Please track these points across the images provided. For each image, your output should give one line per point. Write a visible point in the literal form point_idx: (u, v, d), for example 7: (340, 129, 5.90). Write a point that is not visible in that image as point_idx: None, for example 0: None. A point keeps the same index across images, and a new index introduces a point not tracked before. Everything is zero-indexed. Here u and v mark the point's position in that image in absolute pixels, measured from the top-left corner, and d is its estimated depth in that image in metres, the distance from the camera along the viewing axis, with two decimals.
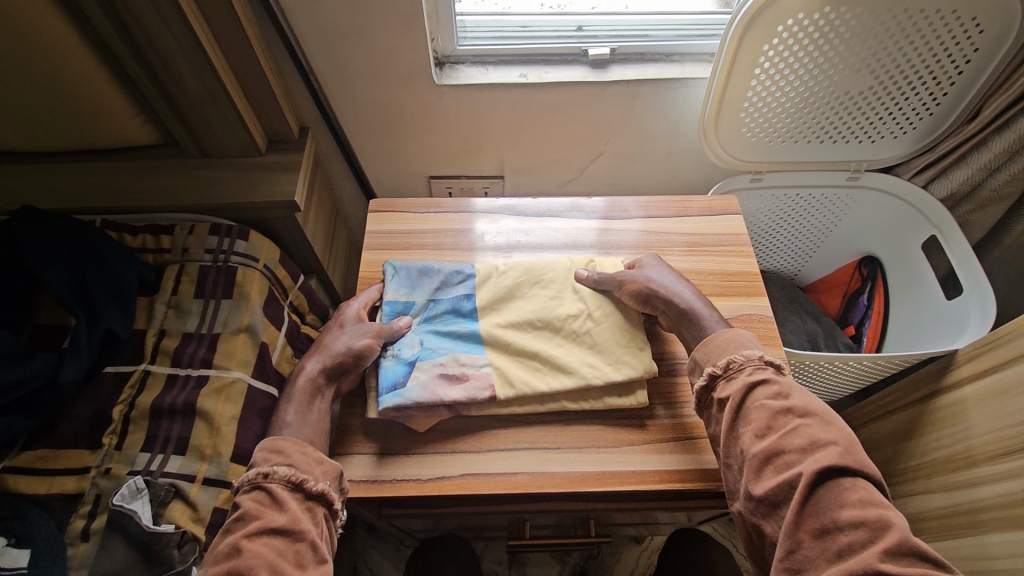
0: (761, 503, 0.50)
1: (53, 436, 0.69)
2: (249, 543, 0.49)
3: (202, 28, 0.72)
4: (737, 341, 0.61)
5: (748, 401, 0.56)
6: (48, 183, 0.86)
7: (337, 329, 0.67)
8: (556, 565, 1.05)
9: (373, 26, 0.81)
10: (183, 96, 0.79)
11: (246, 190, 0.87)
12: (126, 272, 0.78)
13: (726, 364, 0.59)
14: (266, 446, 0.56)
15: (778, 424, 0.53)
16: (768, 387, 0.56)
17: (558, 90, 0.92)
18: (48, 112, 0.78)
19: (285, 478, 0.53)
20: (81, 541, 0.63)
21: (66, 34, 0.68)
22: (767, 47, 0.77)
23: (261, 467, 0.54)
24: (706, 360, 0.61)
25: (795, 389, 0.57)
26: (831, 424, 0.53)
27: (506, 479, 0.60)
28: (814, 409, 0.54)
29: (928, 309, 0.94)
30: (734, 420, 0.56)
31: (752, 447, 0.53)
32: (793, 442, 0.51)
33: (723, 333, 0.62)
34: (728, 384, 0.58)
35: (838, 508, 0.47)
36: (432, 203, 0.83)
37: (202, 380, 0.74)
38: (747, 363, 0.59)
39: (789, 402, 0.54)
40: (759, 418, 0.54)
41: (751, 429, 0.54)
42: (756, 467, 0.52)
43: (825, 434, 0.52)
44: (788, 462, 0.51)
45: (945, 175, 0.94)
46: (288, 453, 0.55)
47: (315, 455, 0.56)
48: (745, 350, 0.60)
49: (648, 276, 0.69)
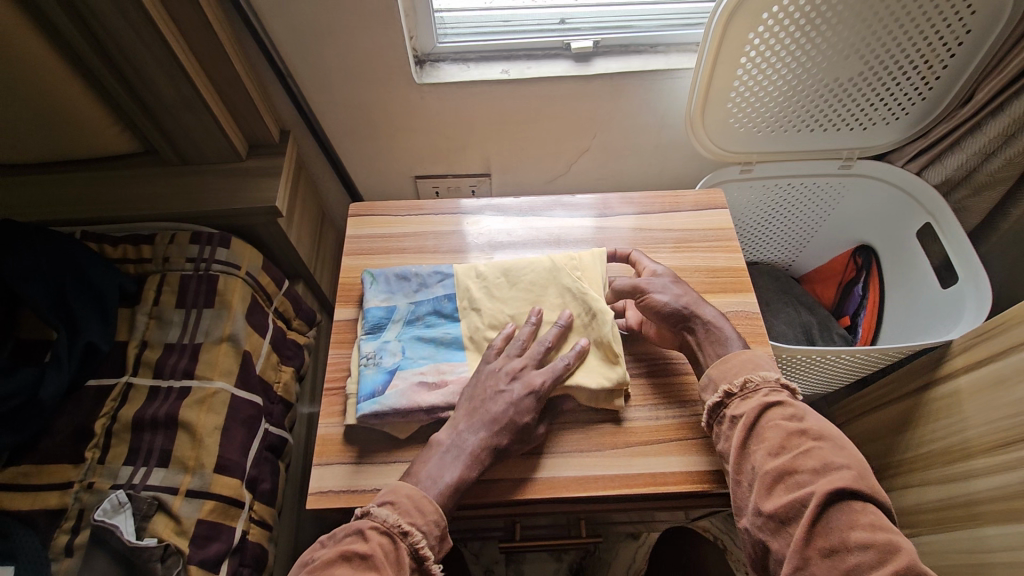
0: (770, 520, 0.49)
1: (36, 450, 0.69)
2: None
3: (173, 35, 0.71)
4: (755, 360, 0.60)
5: (762, 420, 0.55)
6: (26, 195, 0.85)
7: (505, 382, 0.60)
8: (552, 563, 1.06)
9: (350, 27, 0.80)
10: (160, 104, 0.78)
11: (227, 197, 0.85)
12: (106, 285, 0.77)
13: (743, 383, 0.58)
14: (410, 493, 0.53)
15: (792, 444, 0.52)
16: (783, 409, 0.55)
17: (541, 85, 0.90)
18: (22, 124, 0.77)
19: (415, 547, 0.51)
20: (65, 556, 0.63)
21: (34, 46, 0.67)
22: (752, 36, 0.75)
23: (402, 518, 0.52)
24: (722, 377, 0.59)
25: (810, 412, 0.55)
26: (844, 448, 0.52)
27: (487, 486, 0.60)
28: (829, 432, 0.53)
29: (924, 298, 0.92)
30: (745, 438, 0.55)
31: (766, 465, 0.52)
32: (806, 462, 0.51)
33: (744, 352, 0.61)
34: (743, 403, 0.57)
35: (848, 529, 0.46)
36: (415, 205, 0.82)
37: (183, 392, 0.73)
38: (763, 384, 0.57)
39: (803, 424, 0.53)
40: (774, 437, 0.53)
41: (765, 447, 0.53)
42: (769, 484, 0.51)
43: (838, 457, 0.51)
44: (800, 481, 0.50)
45: (940, 161, 0.92)
46: (426, 515, 0.52)
47: (445, 529, 0.53)
48: (761, 371, 0.59)
49: (669, 291, 0.66)
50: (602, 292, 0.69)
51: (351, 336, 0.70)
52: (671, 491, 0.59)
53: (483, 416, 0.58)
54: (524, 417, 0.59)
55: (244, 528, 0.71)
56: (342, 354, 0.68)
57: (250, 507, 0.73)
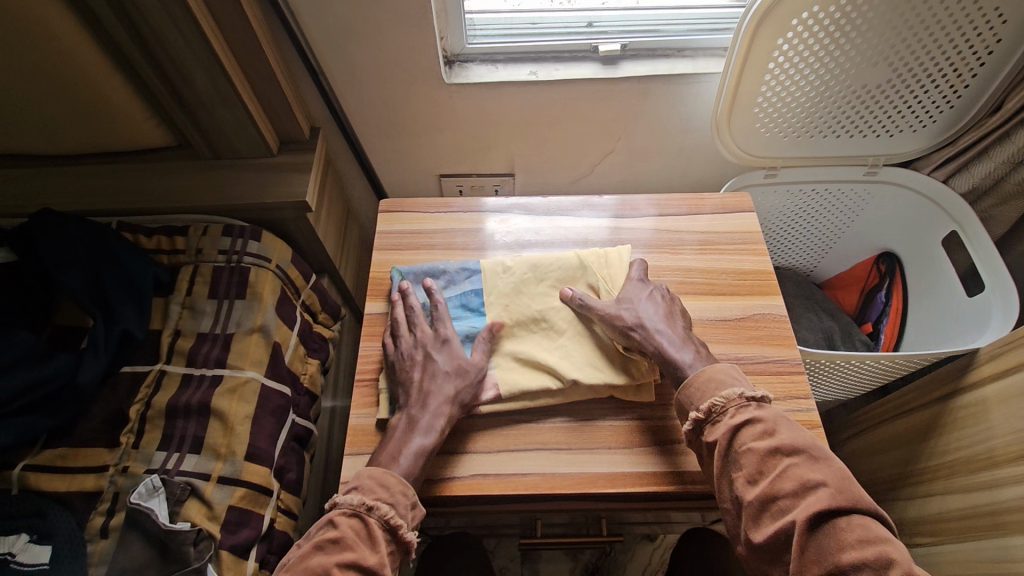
0: (763, 552, 0.49)
1: (72, 434, 0.70)
2: (340, 572, 0.48)
3: (213, 32, 0.73)
4: (717, 379, 0.58)
5: (736, 445, 0.53)
6: (64, 185, 0.87)
7: (424, 357, 0.64)
8: (568, 563, 1.07)
9: (383, 27, 0.81)
10: (196, 98, 0.80)
11: (258, 191, 0.87)
12: (142, 274, 0.79)
13: (708, 408, 0.56)
14: (371, 474, 0.55)
15: (769, 467, 0.51)
16: (752, 427, 0.53)
17: (568, 87, 0.91)
18: (64, 114, 0.79)
19: (385, 518, 0.52)
20: (100, 538, 0.65)
21: (79, 38, 0.69)
22: (782, 41, 0.76)
23: (366, 497, 0.53)
24: (689, 403, 0.58)
25: (782, 423, 0.53)
26: (820, 460, 0.50)
27: (516, 480, 0.60)
28: (803, 444, 0.51)
29: (949, 305, 0.92)
30: (724, 466, 0.53)
31: (747, 494, 0.51)
32: (784, 485, 0.49)
33: (703, 372, 0.59)
34: (714, 428, 0.56)
35: (839, 552, 0.45)
36: (444, 202, 0.83)
37: (216, 379, 0.75)
38: (729, 403, 0.56)
39: (775, 440, 0.51)
40: (749, 463, 0.51)
41: (743, 475, 0.52)
42: (753, 514, 0.50)
43: (814, 473, 0.49)
44: (782, 507, 0.48)
45: (966, 169, 0.92)
46: (392, 490, 0.54)
47: (413, 498, 0.55)
48: (725, 390, 0.57)
49: (633, 311, 0.66)
50: (614, 284, 0.70)
51: (381, 330, 0.71)
52: (700, 489, 0.59)
53: (420, 393, 0.61)
54: (451, 367, 0.63)
55: (272, 516, 0.72)
56: (373, 347, 0.69)
57: (278, 496, 0.74)
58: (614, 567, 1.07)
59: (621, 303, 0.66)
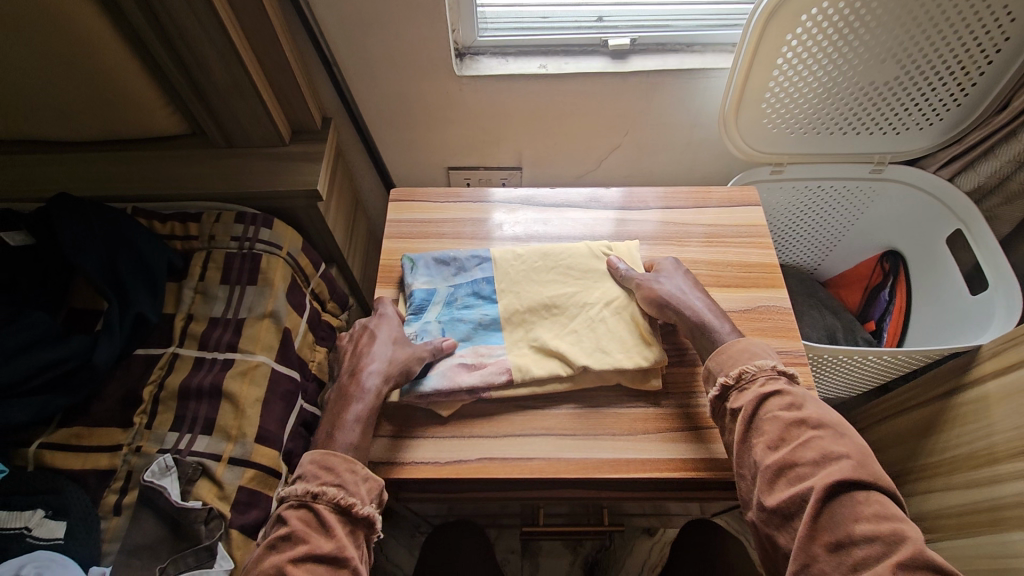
0: (774, 515, 0.49)
1: (87, 414, 0.72)
2: (294, 568, 0.49)
3: (230, 21, 0.74)
4: (749, 351, 0.59)
5: (760, 413, 0.55)
6: (79, 171, 0.89)
7: (369, 338, 0.66)
8: (567, 555, 1.09)
9: (396, 19, 0.82)
10: (211, 87, 0.81)
11: (270, 180, 0.88)
12: (156, 258, 0.80)
13: (739, 374, 0.58)
14: (314, 461, 0.56)
15: (792, 436, 0.52)
16: (781, 398, 0.55)
17: (577, 81, 0.92)
18: (82, 101, 0.81)
19: (334, 500, 0.53)
20: (113, 515, 0.66)
21: (98, 26, 0.70)
22: (790, 37, 0.76)
23: (310, 485, 0.54)
24: (719, 370, 0.59)
25: (809, 400, 0.55)
26: (844, 436, 0.52)
27: (522, 463, 0.61)
28: (829, 420, 0.53)
29: (952, 304, 0.92)
30: (746, 431, 0.54)
31: (766, 458, 0.52)
32: (806, 454, 0.50)
33: (737, 342, 0.61)
34: (740, 395, 0.57)
35: (853, 522, 0.46)
36: (453, 192, 0.84)
37: (227, 363, 0.76)
38: (760, 373, 0.57)
39: (802, 413, 0.53)
40: (773, 430, 0.53)
41: (764, 440, 0.53)
42: (769, 478, 0.51)
43: (837, 447, 0.50)
44: (800, 474, 0.50)
45: (973, 168, 0.92)
46: (337, 471, 0.54)
47: (362, 473, 0.55)
48: (758, 360, 0.58)
49: (672, 281, 0.69)
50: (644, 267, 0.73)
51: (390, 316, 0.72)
52: (703, 477, 0.60)
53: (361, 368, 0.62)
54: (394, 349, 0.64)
55: None
56: None
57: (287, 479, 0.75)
58: (614, 560, 1.08)
59: (660, 274, 0.70)
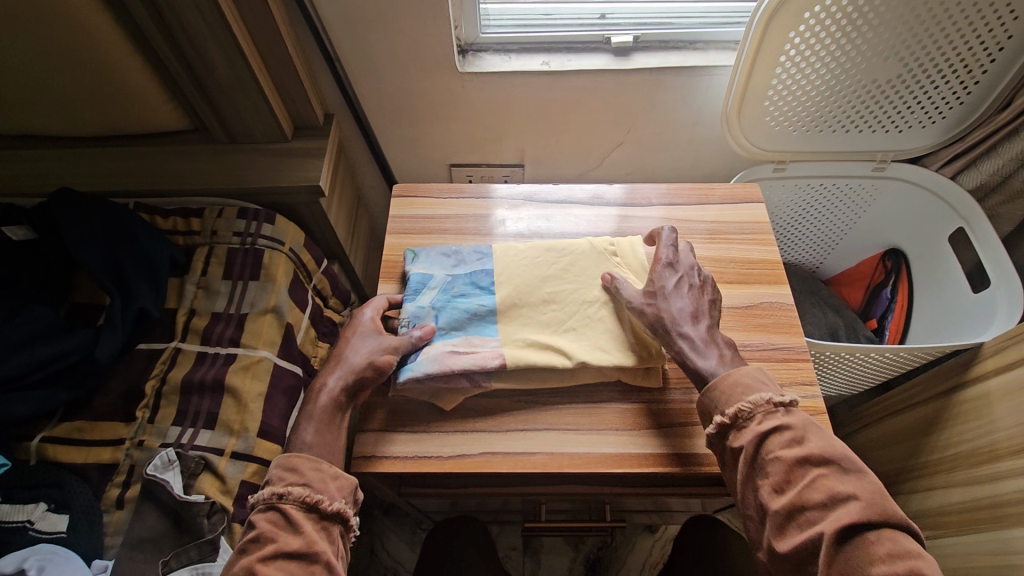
0: (787, 563, 0.47)
1: (90, 408, 0.72)
2: (263, 567, 0.48)
3: (234, 17, 0.73)
4: (742, 383, 0.56)
5: (762, 452, 0.52)
6: (81, 166, 0.89)
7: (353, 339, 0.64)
8: (569, 552, 1.09)
9: (399, 15, 0.82)
10: (214, 83, 0.81)
11: (272, 175, 0.88)
12: (158, 253, 0.80)
13: (735, 413, 0.54)
14: (278, 463, 0.55)
15: (797, 476, 0.49)
16: (780, 435, 0.52)
17: (580, 78, 0.92)
18: (84, 96, 0.80)
19: (299, 499, 0.52)
20: (116, 509, 0.67)
21: (101, 21, 0.70)
22: (793, 34, 0.76)
23: (275, 487, 0.53)
24: (714, 407, 0.56)
25: (811, 430, 0.52)
26: (853, 473, 0.49)
27: (524, 458, 0.61)
28: (834, 454, 0.50)
29: (954, 302, 0.92)
30: (749, 472, 0.52)
31: (773, 503, 0.49)
32: (813, 495, 0.48)
33: (729, 375, 0.57)
34: (739, 433, 0.54)
35: (869, 565, 0.44)
36: (455, 188, 0.84)
37: (230, 358, 0.76)
38: (756, 409, 0.54)
39: (805, 449, 0.50)
40: (776, 472, 0.50)
41: (769, 482, 0.50)
42: (778, 523, 0.48)
43: (844, 485, 0.48)
44: (810, 518, 0.47)
45: (975, 166, 0.93)
46: (302, 470, 0.53)
47: (329, 471, 0.54)
48: (752, 394, 0.55)
49: (668, 305, 0.64)
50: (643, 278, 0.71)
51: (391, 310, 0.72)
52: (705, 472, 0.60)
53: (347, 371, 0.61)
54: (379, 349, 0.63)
55: None
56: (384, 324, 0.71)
57: None
58: (615, 558, 1.08)
59: (660, 295, 0.65)
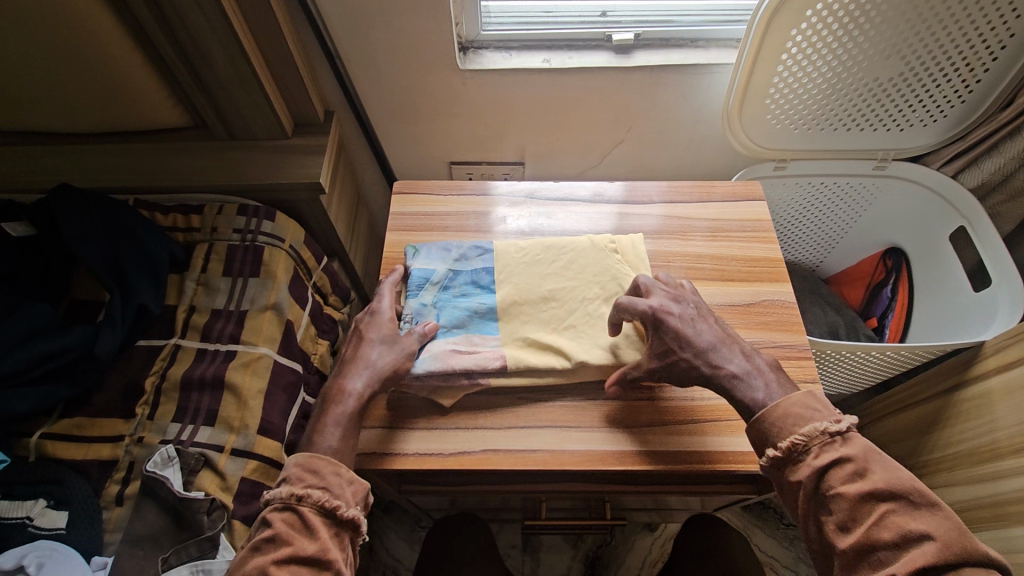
0: None
1: (89, 405, 0.72)
2: (278, 570, 0.47)
3: (234, 13, 0.73)
4: (789, 411, 0.53)
5: (823, 488, 0.49)
6: (81, 162, 0.88)
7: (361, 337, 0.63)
8: (567, 550, 1.09)
9: (399, 12, 0.81)
10: (214, 79, 0.81)
11: (272, 172, 0.88)
12: (158, 250, 0.80)
13: (789, 447, 0.51)
14: (298, 462, 0.53)
15: (865, 513, 0.47)
16: (841, 468, 0.49)
17: (581, 75, 0.92)
18: (83, 92, 0.80)
19: (318, 503, 0.50)
20: (116, 505, 0.66)
21: (101, 17, 0.70)
22: (794, 32, 0.76)
23: (295, 487, 0.51)
24: (765, 440, 0.53)
25: (874, 460, 0.49)
26: (929, 509, 0.46)
27: (525, 455, 0.61)
28: (902, 487, 0.47)
29: (954, 300, 0.92)
30: (810, 508, 0.49)
31: (840, 542, 0.47)
32: (884, 534, 0.45)
33: (777, 406, 0.53)
34: (797, 467, 0.50)
35: None
36: (456, 185, 0.84)
37: (230, 355, 0.76)
38: (812, 441, 0.50)
39: (869, 483, 0.47)
40: (842, 509, 0.47)
41: (834, 520, 0.47)
42: (848, 562, 0.46)
43: (917, 523, 0.45)
44: (882, 558, 0.45)
45: (976, 165, 0.93)
46: (322, 474, 0.52)
47: (347, 475, 0.53)
48: (805, 425, 0.51)
49: (696, 334, 0.59)
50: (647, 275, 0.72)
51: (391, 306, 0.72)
52: (705, 469, 0.60)
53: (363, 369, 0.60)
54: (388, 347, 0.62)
55: None
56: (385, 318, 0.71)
57: None
58: (614, 556, 1.08)
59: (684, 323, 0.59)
